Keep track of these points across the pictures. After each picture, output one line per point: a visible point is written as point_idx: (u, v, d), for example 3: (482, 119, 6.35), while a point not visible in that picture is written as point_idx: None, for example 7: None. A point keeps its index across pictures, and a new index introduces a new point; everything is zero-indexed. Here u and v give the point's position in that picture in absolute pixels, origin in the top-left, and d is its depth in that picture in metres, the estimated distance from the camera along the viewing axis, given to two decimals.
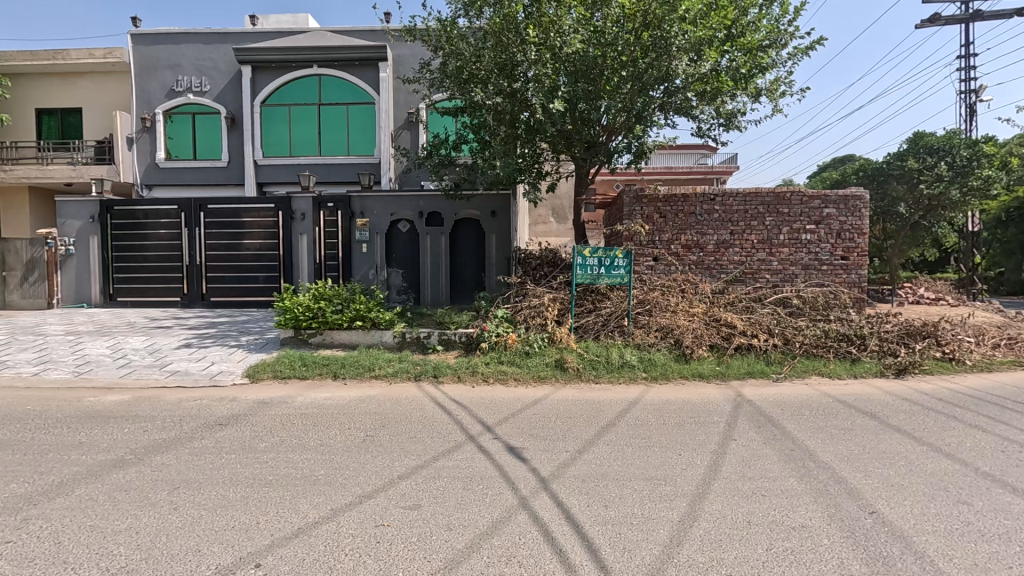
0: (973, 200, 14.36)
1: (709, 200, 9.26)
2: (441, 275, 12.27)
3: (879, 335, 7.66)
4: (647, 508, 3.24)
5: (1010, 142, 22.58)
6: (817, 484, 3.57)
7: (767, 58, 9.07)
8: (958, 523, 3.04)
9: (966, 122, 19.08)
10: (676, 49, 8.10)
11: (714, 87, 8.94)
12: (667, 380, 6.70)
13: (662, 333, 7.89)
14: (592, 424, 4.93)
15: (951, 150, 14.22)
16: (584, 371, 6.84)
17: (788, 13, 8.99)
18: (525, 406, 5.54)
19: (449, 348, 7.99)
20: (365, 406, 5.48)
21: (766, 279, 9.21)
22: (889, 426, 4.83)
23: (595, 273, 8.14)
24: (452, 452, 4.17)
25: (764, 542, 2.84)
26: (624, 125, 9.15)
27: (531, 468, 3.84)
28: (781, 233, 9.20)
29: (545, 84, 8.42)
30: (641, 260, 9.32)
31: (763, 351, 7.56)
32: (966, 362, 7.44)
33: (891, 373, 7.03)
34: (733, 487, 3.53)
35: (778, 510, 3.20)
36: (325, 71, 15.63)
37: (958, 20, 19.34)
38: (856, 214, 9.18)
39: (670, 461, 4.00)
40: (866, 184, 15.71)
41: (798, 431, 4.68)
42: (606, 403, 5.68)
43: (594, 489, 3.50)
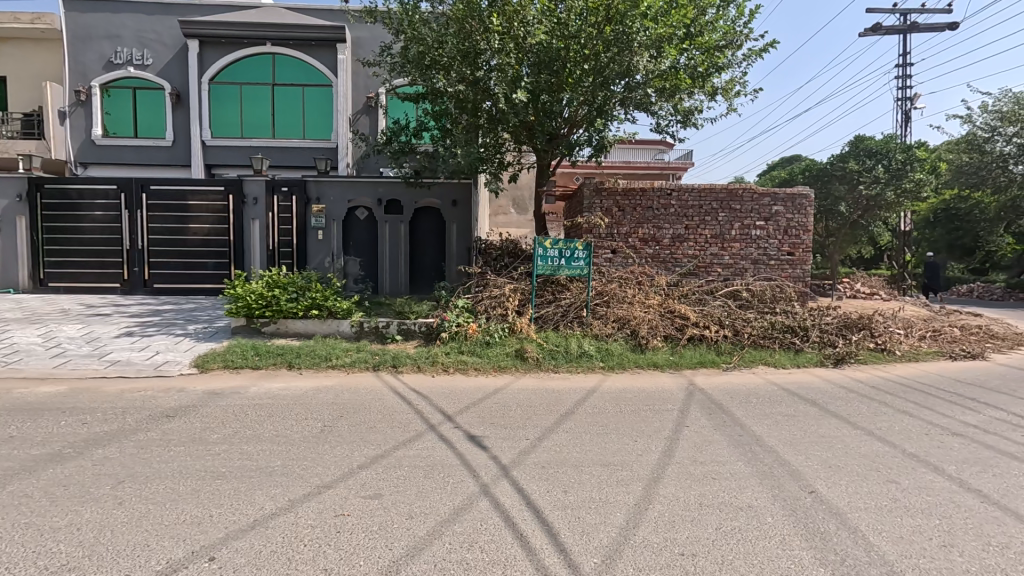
0: (905, 202, 15.34)
1: (666, 195, 9.51)
2: (400, 264, 12.09)
3: (820, 327, 8.11)
4: (605, 493, 3.34)
5: (939, 148, 24.19)
6: (763, 466, 3.77)
7: (723, 58, 9.33)
8: (887, 500, 3.29)
9: (902, 128, 20.28)
10: (637, 45, 8.24)
11: (672, 84, 9.19)
12: (622, 370, 6.88)
13: (619, 323, 8.09)
14: (551, 413, 5.02)
15: (887, 154, 15.14)
16: (543, 361, 6.94)
17: (743, 16, 9.29)
18: (486, 395, 5.58)
19: (408, 337, 7.91)
20: (322, 396, 5.38)
21: (717, 273, 9.56)
22: (828, 412, 5.14)
23: (556, 265, 8.24)
24: (412, 441, 4.16)
25: (714, 523, 2.98)
26: (586, 118, 9.26)
27: (492, 456, 3.88)
28: (732, 229, 9.57)
29: (508, 74, 8.40)
30: (600, 252, 9.49)
31: (714, 342, 7.86)
32: (896, 352, 7.99)
33: (829, 362, 7.50)
34: (685, 471, 3.68)
35: (727, 492, 3.36)
36: (279, 49, 15.00)
37: (896, 31, 20.44)
38: (802, 212, 9.64)
39: (627, 448, 4.12)
40: (811, 183, 16.51)
41: (746, 418, 4.92)
42: (565, 392, 5.78)
43: (554, 475, 3.58)
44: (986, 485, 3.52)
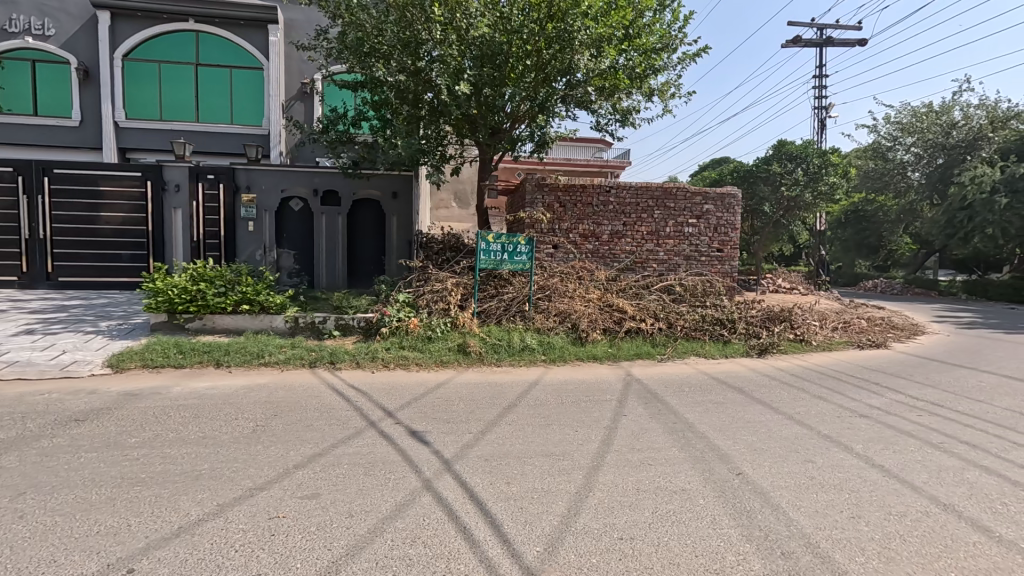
0: (821, 204, 16.55)
1: (605, 191, 9.75)
2: (338, 258, 11.71)
3: (746, 320, 8.62)
4: (547, 482, 3.39)
5: (850, 154, 26.25)
6: (696, 452, 3.97)
7: (659, 60, 9.65)
8: (805, 478, 3.55)
9: (818, 134, 21.84)
10: (578, 43, 8.38)
11: (611, 84, 9.44)
12: (563, 363, 7.00)
13: (560, 317, 8.23)
14: (494, 406, 5.04)
15: (805, 159, 16.26)
16: (486, 355, 6.94)
17: (678, 20, 9.65)
18: (428, 391, 5.50)
19: (347, 333, 7.69)
20: (254, 395, 5.12)
21: (653, 268, 9.93)
22: (753, 399, 5.47)
23: (498, 259, 8.25)
24: (351, 439, 4.04)
25: (650, 507, 3.10)
26: (528, 113, 9.30)
27: (435, 451, 3.84)
28: (667, 225, 9.97)
29: (450, 65, 8.26)
30: (542, 247, 9.59)
31: (650, 334, 8.18)
32: (812, 342, 8.64)
33: (754, 353, 7.99)
34: (623, 459, 3.81)
35: (663, 477, 3.51)
36: (203, 27, 14.06)
37: (814, 44, 21.92)
38: (731, 211, 10.19)
39: (568, 438, 4.21)
40: (738, 184, 17.45)
41: (680, 406, 5.16)
42: (508, 385, 5.83)
43: (497, 467, 3.60)
44: (888, 460, 3.88)
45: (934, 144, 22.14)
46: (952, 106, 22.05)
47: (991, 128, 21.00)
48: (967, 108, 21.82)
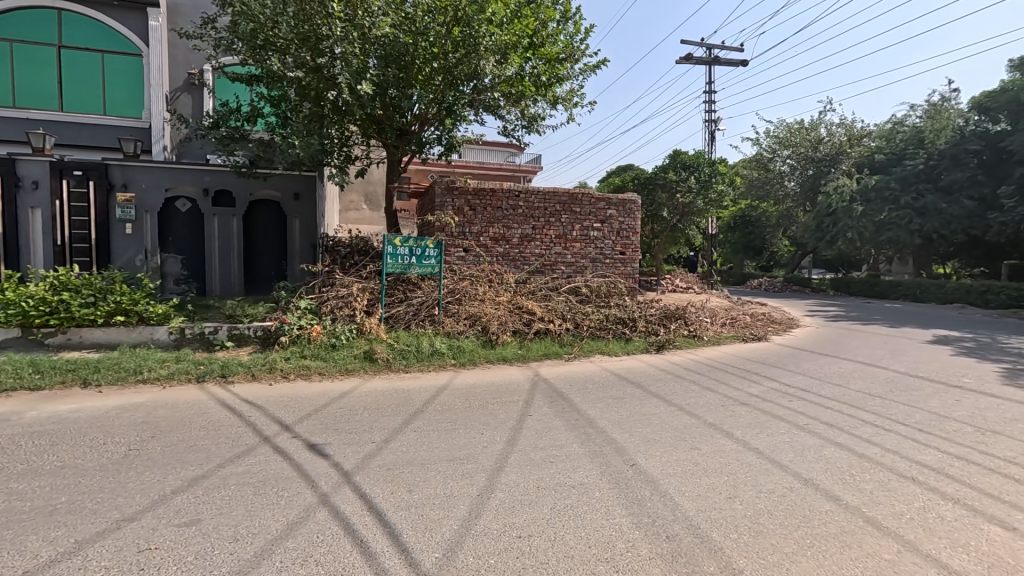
0: (712, 209, 17.96)
1: (514, 196, 9.93)
2: (232, 262, 10.96)
3: (646, 318, 9.16)
4: (449, 487, 3.39)
5: (737, 164, 28.71)
6: (595, 446, 4.15)
7: (563, 69, 10.11)
8: (690, 464, 3.84)
9: (709, 145, 23.63)
10: (483, 49, 8.44)
11: (518, 90, 9.70)
12: (473, 365, 7.03)
13: (470, 320, 8.26)
14: (400, 413, 4.95)
15: (697, 168, 17.55)
16: (393, 361, 6.78)
17: (580, 33, 10.11)
18: (330, 401, 5.29)
19: (242, 344, 7.19)
20: (127, 416, 4.62)
21: (561, 270, 10.23)
22: (650, 393, 5.83)
23: (406, 263, 8.11)
24: (242, 456, 3.79)
25: (550, 503, 3.20)
26: (436, 116, 9.40)
27: (333, 463, 3.69)
28: (574, 229, 10.33)
29: (353, 64, 7.99)
30: (452, 250, 9.57)
31: (558, 335, 8.44)
32: (703, 337, 9.39)
33: (653, 349, 8.52)
34: (526, 458, 3.89)
35: (562, 473, 3.64)
36: (67, 5, 12.54)
37: (704, 62, 23.69)
38: (631, 215, 10.77)
39: (473, 441, 4.23)
40: (640, 190, 18.43)
41: (583, 403, 5.37)
42: (415, 391, 5.76)
43: (399, 476, 3.53)
44: (761, 443, 4.30)
45: (806, 157, 24.83)
46: (819, 124, 24.87)
47: (849, 144, 23.94)
48: (830, 127, 24.73)
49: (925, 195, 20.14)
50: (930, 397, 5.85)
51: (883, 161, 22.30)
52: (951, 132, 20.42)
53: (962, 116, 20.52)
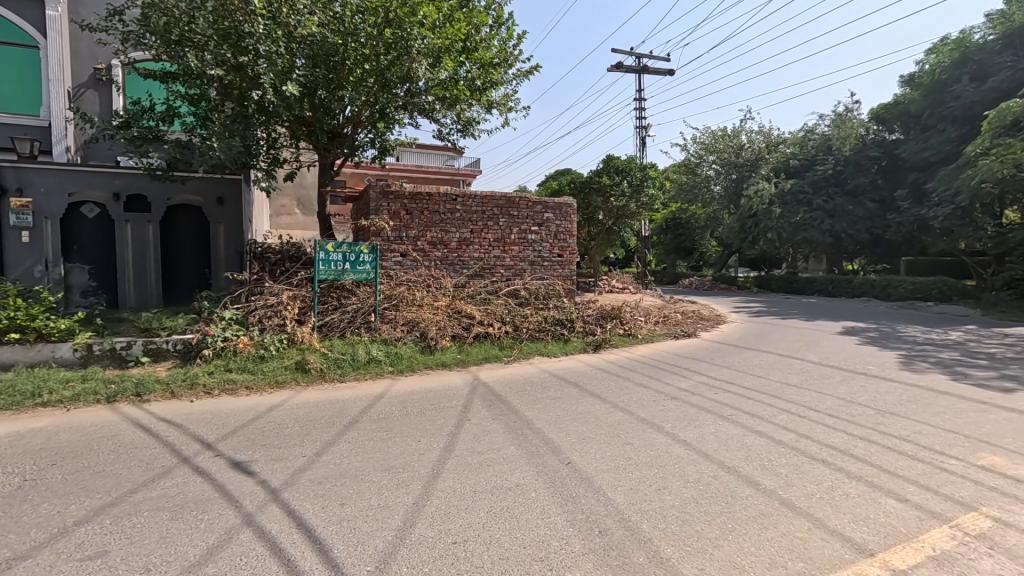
0: (644, 212, 18.62)
1: (451, 199, 9.88)
2: (149, 272, 10.23)
3: (583, 319, 9.38)
4: (384, 498, 3.31)
5: (667, 168, 29.96)
6: (531, 447, 4.20)
7: (496, 75, 10.25)
8: (623, 459, 3.97)
9: (640, 150, 24.51)
10: (415, 52, 8.36)
11: (452, 95, 9.76)
12: (412, 372, 6.93)
13: (408, 326, 8.13)
14: (333, 425, 4.78)
15: (629, 172, 18.14)
16: (327, 371, 6.56)
17: (513, 38, 10.28)
18: (258, 415, 5.05)
19: (159, 359, 6.73)
20: (22, 443, 4.19)
21: (500, 273, 10.28)
22: (586, 392, 5.96)
23: (340, 269, 7.87)
24: (158, 479, 3.54)
25: (486, 506, 3.21)
26: (369, 119, 9.29)
27: (260, 481, 3.52)
28: (512, 233, 10.41)
29: (278, 64, 7.68)
30: (388, 255, 9.39)
31: (497, 338, 8.48)
32: (637, 335, 9.74)
33: (590, 348, 8.74)
34: (463, 463, 3.88)
35: (499, 475, 3.65)
36: None
37: (633, 70, 24.54)
38: (567, 218, 10.99)
39: (410, 449, 4.17)
40: (576, 194, 18.82)
41: (521, 405, 5.42)
42: (351, 401, 5.59)
43: (330, 489, 3.42)
44: (689, 435, 4.52)
45: (729, 163, 26.29)
46: (740, 132, 26.43)
47: (767, 150, 25.60)
48: (750, 134, 26.33)
49: (833, 198, 21.90)
50: (839, 384, 6.37)
51: (798, 166, 24.03)
52: (854, 141, 22.58)
53: (863, 126, 22.69)
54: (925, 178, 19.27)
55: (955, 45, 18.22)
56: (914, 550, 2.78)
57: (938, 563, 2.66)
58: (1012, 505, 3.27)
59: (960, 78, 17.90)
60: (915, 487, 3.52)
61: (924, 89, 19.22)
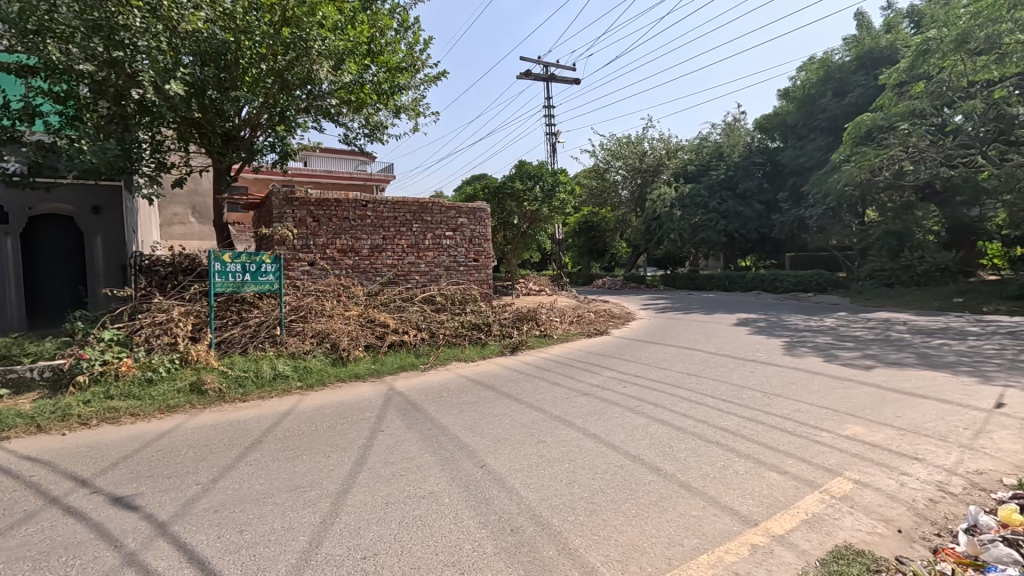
0: (556, 216, 19.13)
1: (361, 205, 9.60)
2: (8, 291, 8.89)
3: (500, 322, 9.48)
4: (288, 520, 3.15)
5: (577, 173, 31.03)
6: (445, 453, 4.18)
7: (403, 79, 10.20)
8: (535, 457, 4.06)
9: (551, 155, 25.15)
10: (316, 53, 8.10)
11: (358, 98, 9.64)
12: (322, 386, 6.63)
13: (318, 338, 7.77)
14: (232, 447, 4.48)
15: (541, 177, 18.55)
16: (227, 391, 6.10)
17: (420, 44, 10.27)
18: (146, 443, 4.62)
19: (22, 391, 5.95)
20: None
21: (415, 279, 10.12)
22: (501, 394, 6.03)
23: (238, 281, 7.37)
24: (18, 526, 3.12)
25: (398, 517, 3.15)
26: (267, 122, 8.81)
27: (145, 516, 3.22)
28: (426, 238, 10.30)
29: (160, 61, 7.04)
30: (295, 265, 8.95)
31: (413, 346, 8.36)
32: (552, 336, 10.04)
33: (507, 351, 8.87)
34: (375, 475, 3.78)
35: (413, 484, 3.61)
36: None
37: (542, 78, 25.13)
38: (481, 223, 11.05)
39: (318, 465, 3.99)
40: (490, 199, 18.95)
41: (437, 411, 5.38)
42: (252, 422, 5.23)
43: (227, 517, 3.19)
44: (599, 428, 4.72)
45: (634, 168, 27.72)
46: (642, 139, 27.96)
47: (667, 156, 27.29)
48: (652, 141, 27.94)
49: (726, 200, 23.84)
50: (733, 371, 6.95)
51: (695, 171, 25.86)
52: (742, 148, 24.78)
53: (749, 135, 24.98)
54: (801, 182, 21.51)
55: (820, 63, 20.38)
56: (791, 516, 3.09)
57: (809, 526, 2.98)
58: (869, 468, 3.74)
59: (825, 93, 20.23)
60: (793, 459, 3.92)
61: (797, 102, 21.47)
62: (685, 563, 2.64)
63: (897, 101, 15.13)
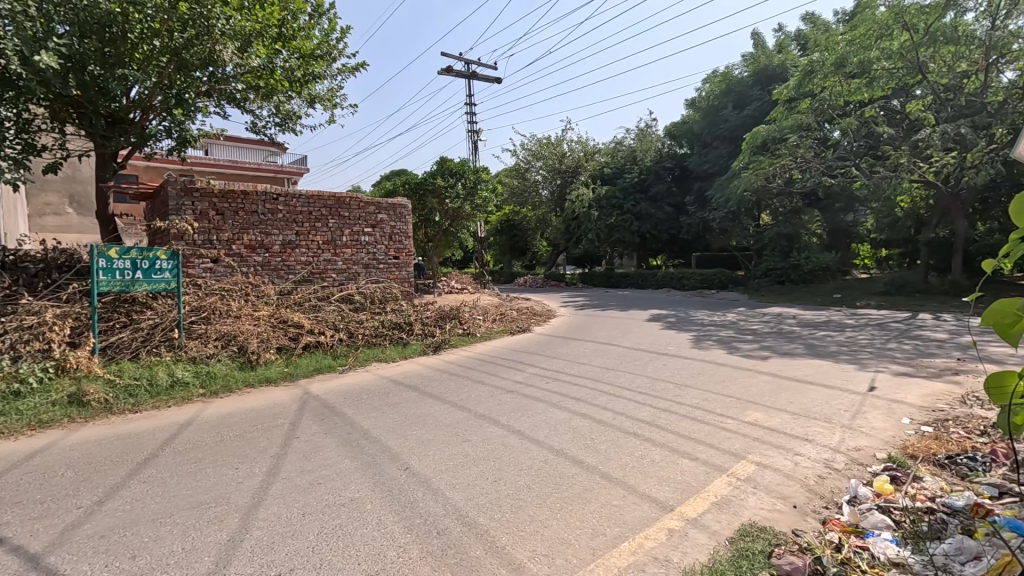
0: (478, 214, 19.10)
1: (272, 198, 9.03)
2: None
3: (422, 321, 9.30)
4: (190, 540, 2.88)
5: (499, 172, 31.21)
6: (367, 458, 4.02)
7: (318, 67, 9.74)
8: (461, 457, 4.02)
9: (473, 153, 25.06)
10: (219, 33, 7.52)
11: (268, 84, 9.16)
12: (229, 393, 6.13)
13: (223, 341, 7.19)
14: (123, 464, 4.02)
15: (463, 175, 18.41)
16: (115, 402, 5.47)
17: (336, 31, 9.84)
18: (13, 465, 4.03)
19: None
20: None
21: (332, 278, 9.66)
22: (425, 394, 5.92)
23: (127, 279, 6.65)
24: None
25: (317, 528, 2.99)
26: (162, 104, 8.02)
27: (12, 548, 2.80)
28: (343, 235, 9.86)
29: (28, 29, 6.12)
30: (195, 261, 8.24)
31: (330, 347, 7.98)
32: (476, 334, 10.00)
33: (430, 350, 8.72)
34: (290, 485, 3.56)
35: (332, 492, 3.43)
36: None
37: (463, 76, 24.94)
38: (403, 220, 10.76)
39: (224, 479, 3.69)
40: (411, 195, 18.52)
41: (356, 415, 5.16)
42: (146, 434, 4.72)
43: (116, 542, 2.86)
44: (522, 424, 4.76)
45: (554, 169, 28.35)
46: (562, 140, 28.63)
47: (584, 158, 28.13)
48: (571, 143, 28.69)
49: (639, 202, 25.04)
50: (647, 364, 7.31)
51: (610, 174, 26.90)
52: (653, 153, 26.10)
53: (660, 141, 26.37)
54: (706, 187, 23.08)
55: (722, 77, 21.97)
56: (702, 499, 3.29)
57: (718, 507, 3.19)
58: (769, 450, 4.08)
59: (727, 105, 21.81)
60: (703, 446, 4.18)
61: (702, 112, 23.00)
62: (608, 552, 2.72)
63: (787, 115, 16.63)
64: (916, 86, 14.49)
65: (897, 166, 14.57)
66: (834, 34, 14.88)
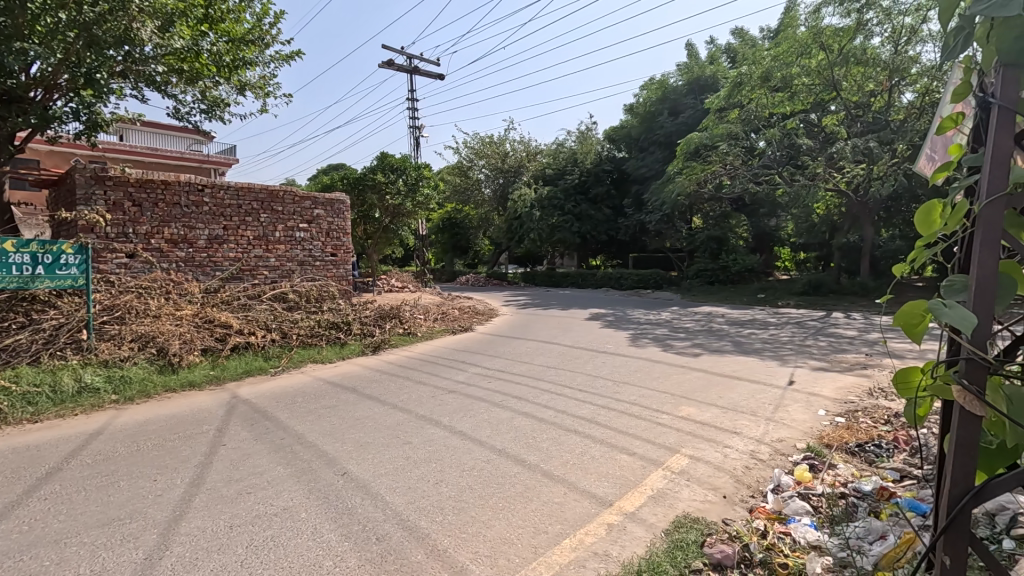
0: (420, 212, 18.77)
1: (196, 190, 8.47)
2: None
3: (361, 321, 9.02)
4: (101, 561, 2.63)
5: (441, 169, 30.87)
6: (301, 464, 3.84)
7: (248, 52, 9.28)
8: (401, 459, 3.93)
9: (415, 149, 24.62)
10: (137, 10, 6.81)
11: (192, 68, 8.61)
12: (146, 398, 5.67)
13: (139, 342, 6.64)
14: (19, 480, 3.62)
15: (404, 171, 18.01)
16: (10, 412, 4.93)
17: (270, 16, 9.38)
18: None
19: None
20: None
21: (263, 276, 9.17)
22: (363, 396, 5.74)
23: (27, 275, 6.09)
24: None
25: (245, 540, 2.82)
26: (69, 83, 7.32)
27: None
28: (276, 230, 9.38)
29: None
30: (108, 256, 7.59)
31: (261, 348, 7.58)
32: (417, 334, 9.82)
33: (369, 350, 8.48)
34: (216, 496, 3.34)
35: (262, 502, 3.25)
36: None
37: (405, 70, 24.43)
38: (340, 216, 10.38)
39: (140, 492, 3.40)
40: (349, 190, 17.93)
41: (290, 419, 4.92)
42: (47, 446, 4.28)
43: (10, 569, 2.57)
44: (465, 425, 4.72)
45: (496, 168, 28.36)
46: (505, 140, 28.67)
47: (526, 158, 28.32)
48: (513, 143, 28.80)
49: (580, 203, 25.54)
50: (588, 362, 7.46)
51: (552, 174, 27.26)
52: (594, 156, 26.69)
53: (600, 144, 26.99)
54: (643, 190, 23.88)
55: (658, 84, 22.77)
56: (639, 493, 3.39)
57: (654, 500, 3.30)
58: (701, 444, 4.26)
59: (663, 111, 22.65)
60: (641, 441, 4.31)
61: (640, 117, 23.76)
62: (550, 550, 2.74)
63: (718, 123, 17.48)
64: (830, 102, 15.63)
65: (814, 176, 15.69)
66: (760, 49, 15.79)
